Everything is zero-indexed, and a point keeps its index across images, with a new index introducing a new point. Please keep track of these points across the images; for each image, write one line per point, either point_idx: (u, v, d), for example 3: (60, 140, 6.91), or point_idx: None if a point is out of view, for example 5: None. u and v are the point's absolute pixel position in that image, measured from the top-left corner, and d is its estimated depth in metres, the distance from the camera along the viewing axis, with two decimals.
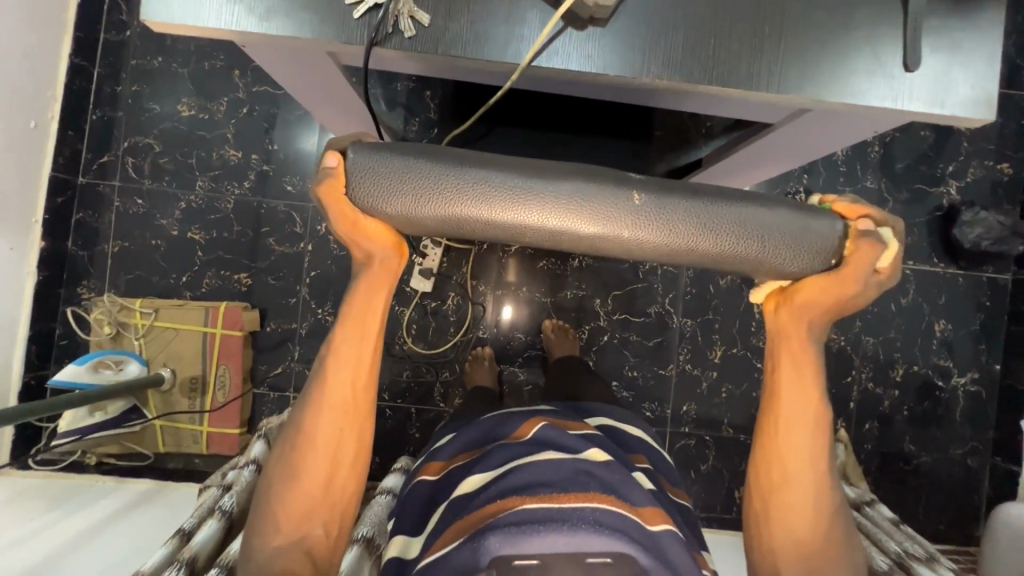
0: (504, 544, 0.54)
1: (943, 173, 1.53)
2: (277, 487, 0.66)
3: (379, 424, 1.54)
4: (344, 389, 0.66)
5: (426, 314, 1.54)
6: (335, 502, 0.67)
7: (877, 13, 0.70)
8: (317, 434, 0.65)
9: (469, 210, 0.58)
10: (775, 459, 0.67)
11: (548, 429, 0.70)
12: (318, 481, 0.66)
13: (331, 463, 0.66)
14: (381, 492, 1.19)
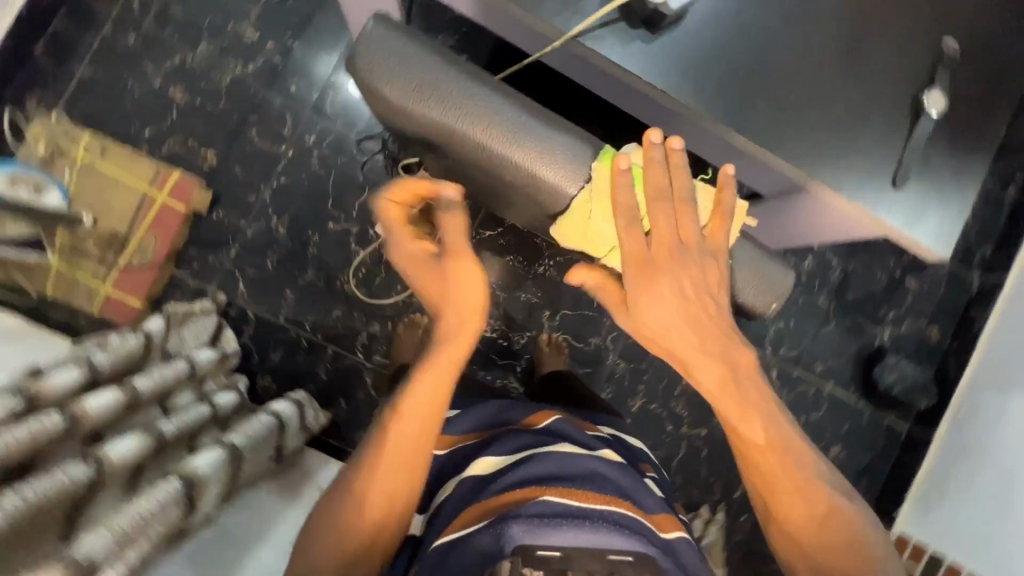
0: (528, 533, 0.60)
1: (884, 316, 1.65)
2: (371, 476, 0.72)
3: (289, 352, 1.47)
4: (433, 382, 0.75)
5: (380, 263, 1.48)
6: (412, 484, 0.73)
7: (885, 128, 0.76)
8: (400, 421, 0.73)
9: (482, 143, 0.81)
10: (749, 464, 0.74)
11: (558, 425, 0.81)
12: (404, 468, 0.72)
13: (410, 445, 0.73)
14: (266, 412, 1.11)
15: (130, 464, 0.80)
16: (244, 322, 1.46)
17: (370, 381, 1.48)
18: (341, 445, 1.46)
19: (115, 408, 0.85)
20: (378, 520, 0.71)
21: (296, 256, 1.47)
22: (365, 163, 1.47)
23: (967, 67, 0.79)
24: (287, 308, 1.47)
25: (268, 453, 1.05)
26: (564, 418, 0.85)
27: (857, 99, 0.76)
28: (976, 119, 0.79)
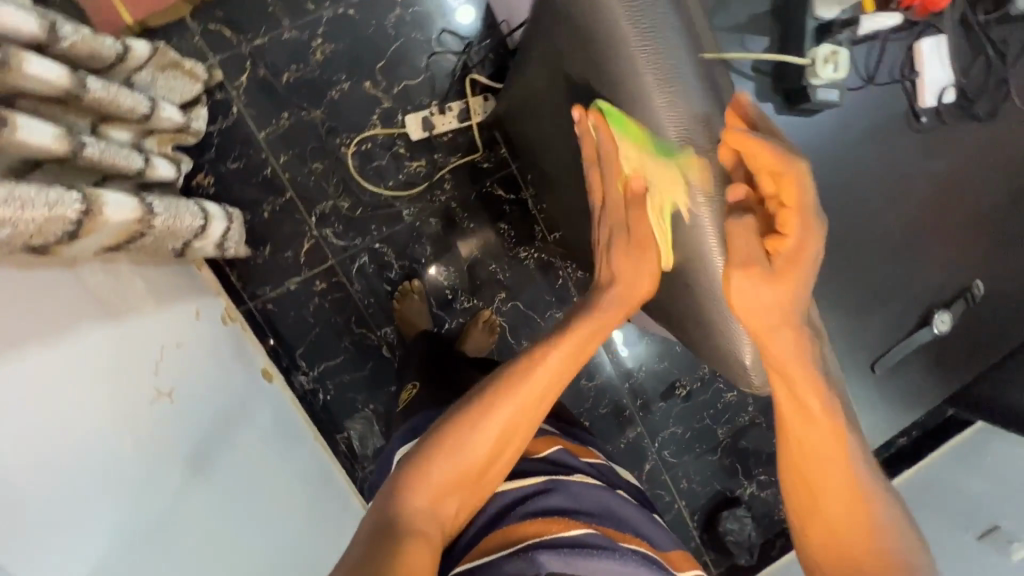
0: (565, 563, 0.52)
1: (757, 475, 1.76)
2: (442, 457, 0.58)
3: (247, 169, 1.33)
4: (546, 372, 0.63)
5: (388, 148, 1.39)
6: (484, 483, 0.60)
7: (891, 317, 0.81)
8: (500, 405, 0.60)
9: (653, 103, 0.67)
10: (795, 456, 0.62)
11: (564, 455, 0.70)
12: (480, 454, 0.59)
13: (499, 435, 0.60)
14: (196, 204, 0.99)
15: (38, 148, 0.66)
16: (222, 112, 1.32)
17: (305, 248, 1.37)
18: (238, 287, 1.35)
19: (54, 84, 0.72)
20: (445, 507, 0.58)
21: (314, 89, 1.34)
22: (435, 54, 1.38)
23: (975, 314, 0.85)
24: (273, 129, 1.34)
25: (172, 242, 0.92)
26: (563, 441, 0.74)
27: (888, 281, 0.80)
28: (954, 357, 0.86)
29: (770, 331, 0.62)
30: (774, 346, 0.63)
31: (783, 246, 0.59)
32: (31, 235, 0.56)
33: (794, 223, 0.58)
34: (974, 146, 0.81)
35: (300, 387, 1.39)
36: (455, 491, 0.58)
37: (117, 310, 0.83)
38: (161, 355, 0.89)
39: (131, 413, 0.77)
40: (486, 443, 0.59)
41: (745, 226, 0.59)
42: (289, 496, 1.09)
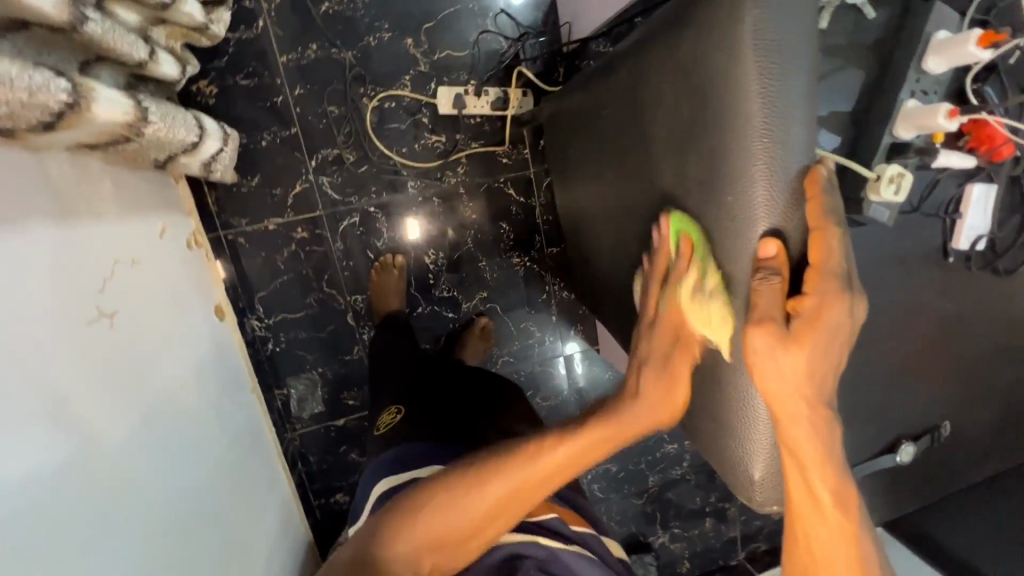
0: None
1: (672, 527, 1.80)
2: (452, 498, 0.57)
3: (255, 90, 1.22)
4: (578, 440, 0.58)
5: (411, 114, 1.31)
6: (501, 521, 0.57)
7: (862, 436, 0.82)
8: (533, 476, 0.57)
9: (745, 159, 0.56)
10: (806, 552, 0.54)
11: (558, 522, 0.69)
12: (495, 495, 0.56)
13: (522, 484, 0.56)
14: (194, 119, 0.89)
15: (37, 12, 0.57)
16: (246, 22, 1.20)
17: (295, 190, 1.28)
18: (212, 210, 1.24)
19: None
20: (457, 533, 0.57)
21: (351, 28, 1.24)
22: (485, 33, 1.29)
23: (934, 452, 0.88)
24: (296, 57, 1.23)
25: (156, 153, 0.81)
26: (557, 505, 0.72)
27: (870, 401, 0.81)
28: (903, 487, 0.88)
29: (790, 426, 0.55)
30: (794, 436, 0.55)
31: (806, 308, 0.54)
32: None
33: (818, 282, 0.54)
34: (982, 297, 0.83)
35: (250, 331, 1.31)
36: (470, 536, 0.57)
37: (73, 214, 0.73)
38: (111, 272, 0.79)
39: (67, 335, 0.67)
40: (513, 488, 0.57)
41: (767, 290, 0.55)
42: (217, 450, 1.01)
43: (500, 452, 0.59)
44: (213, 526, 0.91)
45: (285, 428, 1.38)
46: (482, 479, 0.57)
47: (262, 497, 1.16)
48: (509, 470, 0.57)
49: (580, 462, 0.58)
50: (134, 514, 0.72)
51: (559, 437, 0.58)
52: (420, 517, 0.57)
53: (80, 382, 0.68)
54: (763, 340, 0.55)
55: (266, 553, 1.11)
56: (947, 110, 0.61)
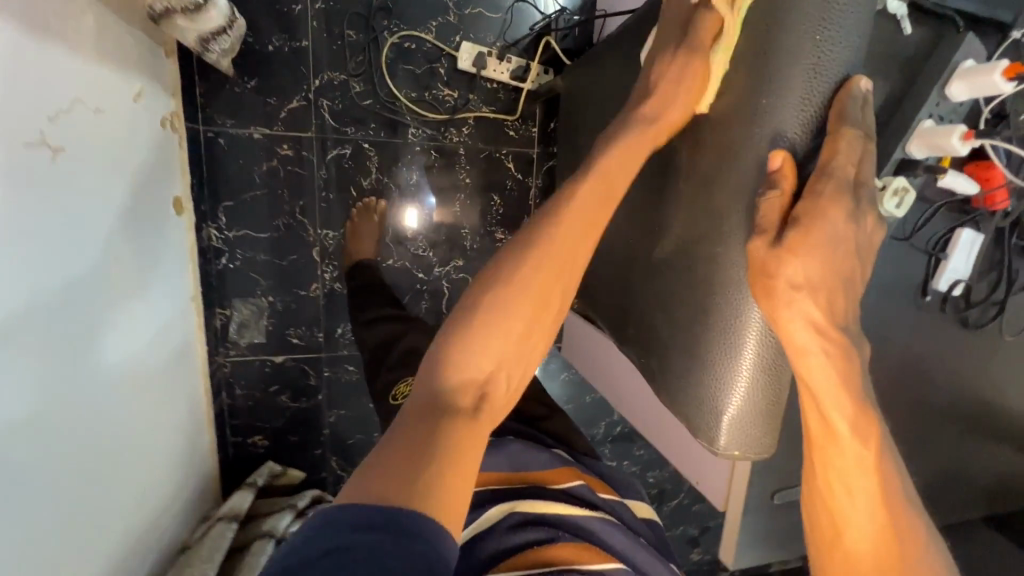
0: None
1: None
2: (461, 339, 0.54)
3: None
4: (560, 246, 0.60)
5: (429, 61, 1.27)
6: (521, 341, 0.57)
7: None
8: (524, 278, 0.58)
9: (787, 92, 0.56)
10: (826, 489, 0.53)
11: (582, 490, 0.65)
12: (505, 316, 0.56)
13: (521, 299, 0.57)
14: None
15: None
16: None
17: (291, 105, 1.22)
18: (197, 101, 1.16)
19: None
20: (487, 368, 0.54)
21: None
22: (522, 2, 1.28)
23: None
24: None
25: None
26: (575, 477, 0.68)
27: None
28: None
29: (804, 358, 0.54)
30: (806, 367, 0.53)
31: (802, 214, 0.53)
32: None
33: (811, 197, 0.53)
34: (946, 349, 0.84)
35: (206, 239, 1.22)
36: (498, 366, 0.55)
37: (43, 28, 0.66)
38: (68, 108, 0.72)
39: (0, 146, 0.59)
40: (539, 298, 0.58)
41: (768, 206, 0.55)
42: (129, 340, 0.92)
43: (480, 294, 0.57)
44: (100, 416, 0.82)
45: (217, 351, 1.28)
46: (506, 300, 0.57)
47: (167, 410, 1.06)
48: (522, 283, 0.58)
49: (565, 258, 0.60)
50: (21, 365, 0.63)
51: (545, 238, 0.60)
52: (461, 348, 0.53)
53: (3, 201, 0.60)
54: (757, 257, 0.55)
55: (157, 470, 1.01)
56: (962, 134, 0.62)
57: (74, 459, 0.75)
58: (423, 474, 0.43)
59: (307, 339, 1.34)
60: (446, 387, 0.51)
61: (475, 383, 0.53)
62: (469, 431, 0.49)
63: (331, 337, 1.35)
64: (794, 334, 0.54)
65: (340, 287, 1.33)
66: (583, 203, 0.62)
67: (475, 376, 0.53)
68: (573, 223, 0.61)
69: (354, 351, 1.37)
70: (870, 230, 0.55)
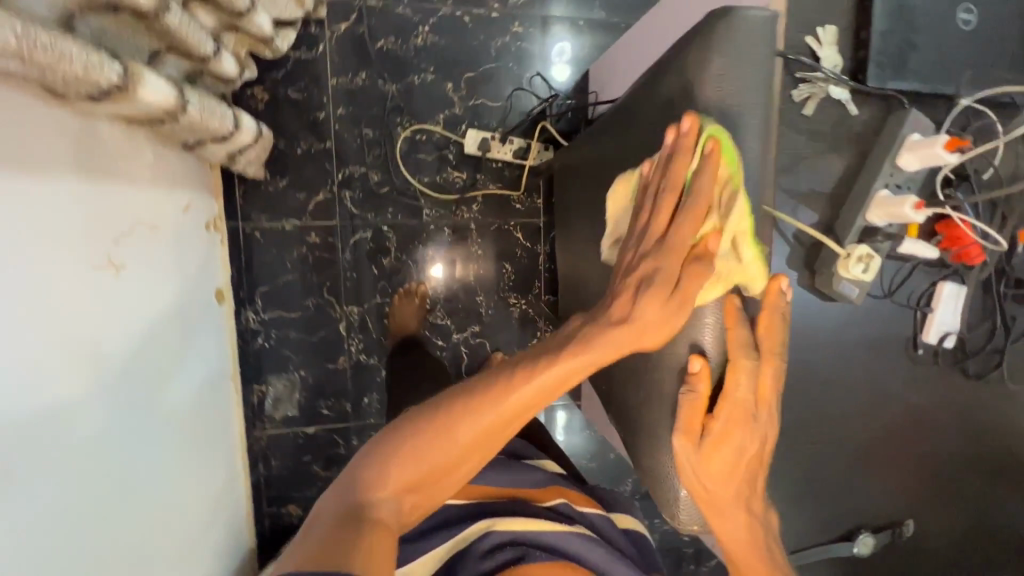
0: None
1: None
2: (387, 453, 0.53)
3: (301, 104, 1.32)
4: (519, 418, 0.57)
5: (439, 149, 1.41)
6: (449, 480, 0.54)
7: (822, 519, 0.81)
8: (476, 420, 0.55)
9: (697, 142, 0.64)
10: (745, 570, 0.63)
11: (564, 506, 0.72)
12: (444, 445, 0.53)
13: (459, 448, 0.54)
14: (235, 114, 0.97)
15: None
16: (307, 46, 1.31)
17: (318, 198, 1.36)
18: (237, 202, 1.31)
19: None
20: (408, 488, 0.52)
21: (399, 66, 1.36)
22: (520, 90, 1.42)
23: (895, 553, 0.85)
24: (347, 81, 1.34)
25: (187, 134, 0.86)
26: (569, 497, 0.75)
27: (830, 480, 0.81)
28: None
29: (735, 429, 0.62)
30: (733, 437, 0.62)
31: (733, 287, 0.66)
32: (65, 81, 0.55)
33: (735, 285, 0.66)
34: (955, 403, 0.83)
35: (244, 322, 1.34)
36: (423, 484, 0.53)
37: (111, 172, 0.79)
38: (130, 232, 0.85)
39: (82, 282, 0.72)
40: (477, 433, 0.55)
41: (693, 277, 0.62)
42: (185, 427, 1.03)
43: (437, 411, 0.55)
44: (164, 495, 0.91)
45: (255, 426, 1.38)
46: (477, 412, 0.55)
47: (213, 487, 1.15)
48: (435, 434, 0.54)
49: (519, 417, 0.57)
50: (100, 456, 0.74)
51: (481, 399, 0.56)
52: (436, 439, 0.53)
53: (76, 324, 0.70)
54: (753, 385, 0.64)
55: (206, 545, 1.09)
56: (915, 203, 0.67)
57: (138, 552, 0.82)
58: (343, 550, 0.44)
59: (337, 409, 1.42)
60: (382, 503, 0.50)
61: (410, 486, 0.52)
62: (385, 530, 0.48)
63: (359, 406, 1.43)
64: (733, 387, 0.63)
65: (366, 358, 1.42)
66: (536, 386, 0.58)
67: (406, 480, 0.52)
68: (494, 418, 0.55)
69: (380, 418, 1.44)
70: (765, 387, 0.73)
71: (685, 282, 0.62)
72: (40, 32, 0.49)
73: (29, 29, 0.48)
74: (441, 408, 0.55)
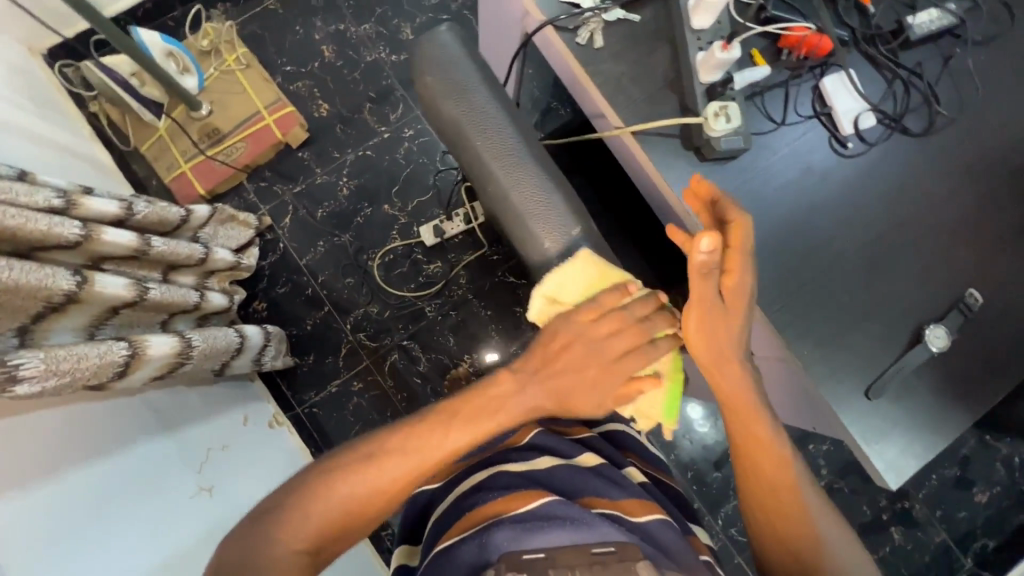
0: (510, 541, 0.64)
1: None
2: (301, 497, 0.66)
3: (291, 293, 1.54)
4: (414, 467, 0.68)
5: (408, 257, 1.57)
6: (356, 522, 0.67)
7: (881, 342, 0.78)
8: (381, 477, 0.67)
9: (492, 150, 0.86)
10: (753, 461, 0.74)
11: (542, 437, 0.82)
12: (348, 504, 0.66)
13: (361, 499, 0.66)
14: (237, 330, 1.18)
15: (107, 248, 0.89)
16: (271, 249, 1.56)
17: (343, 353, 1.53)
18: (287, 393, 1.49)
19: (126, 249, 0.95)
20: (317, 538, 0.65)
21: (343, 219, 1.58)
22: (439, 173, 1.60)
23: (985, 331, 0.78)
24: (313, 254, 1.56)
25: (210, 363, 1.06)
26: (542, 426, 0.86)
27: (860, 303, 0.79)
28: (977, 386, 0.77)
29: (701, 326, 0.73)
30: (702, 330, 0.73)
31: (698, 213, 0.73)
32: (89, 377, 0.73)
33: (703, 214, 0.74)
34: (925, 167, 0.81)
35: None
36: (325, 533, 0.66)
37: (175, 422, 1.00)
38: (204, 457, 1.02)
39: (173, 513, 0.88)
40: (379, 489, 0.67)
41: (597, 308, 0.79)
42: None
43: (348, 463, 0.67)
44: None
45: None
46: (377, 469, 0.67)
47: None
48: (339, 484, 0.66)
49: (415, 472, 0.68)
50: None
51: (381, 460, 0.67)
52: (337, 487, 0.66)
53: (178, 548, 0.85)
54: (733, 290, 0.72)
55: None
56: (722, 47, 0.73)
57: None
58: None
59: None
60: (286, 554, 0.63)
61: (315, 545, 0.65)
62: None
63: None
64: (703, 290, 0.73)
65: None
66: (430, 446, 0.69)
67: (314, 536, 0.65)
68: (392, 477, 0.67)
69: None
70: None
71: (569, 381, 0.74)
72: (56, 351, 0.68)
73: (48, 351, 0.67)
74: (343, 457, 0.68)
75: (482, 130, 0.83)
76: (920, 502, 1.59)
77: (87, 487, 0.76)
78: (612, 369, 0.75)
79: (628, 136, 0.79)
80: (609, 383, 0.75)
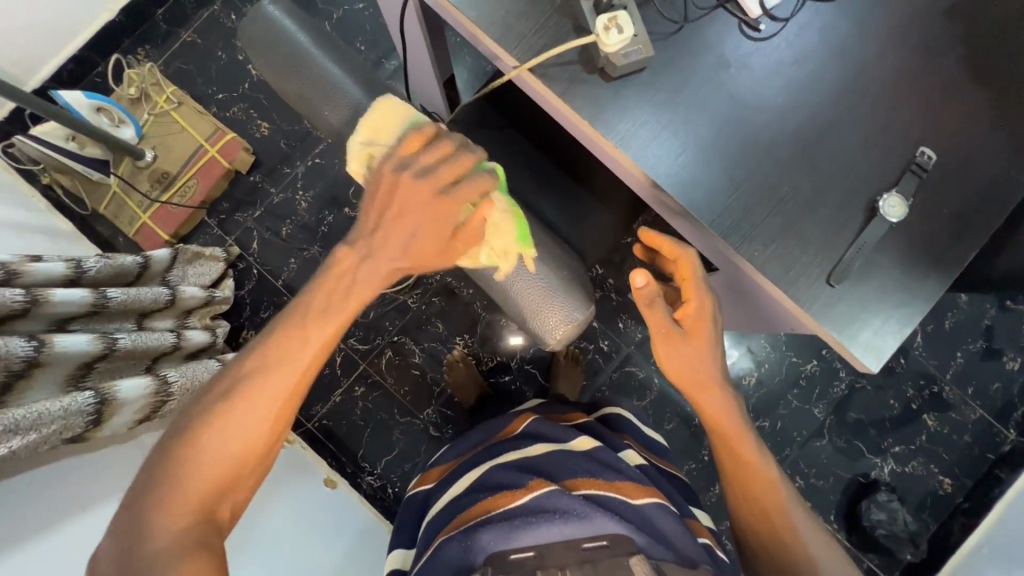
0: (498, 540, 0.62)
1: (886, 448, 1.53)
2: (166, 466, 0.65)
3: (275, 315, 1.55)
4: (284, 386, 0.69)
5: None
6: (247, 469, 0.69)
7: (836, 225, 0.74)
8: (260, 411, 0.68)
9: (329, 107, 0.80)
10: (749, 477, 0.76)
11: (536, 423, 0.82)
12: (227, 453, 0.67)
13: (241, 445, 0.67)
14: (221, 360, 1.19)
15: (62, 309, 0.91)
16: (247, 277, 1.57)
17: (339, 362, 1.54)
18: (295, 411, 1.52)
19: (83, 305, 0.96)
20: (207, 497, 0.66)
21: (309, 232, 1.58)
22: None
23: (945, 188, 0.74)
24: (288, 273, 1.57)
25: None
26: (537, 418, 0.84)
27: (806, 189, 0.74)
28: (945, 247, 0.73)
29: (688, 346, 0.76)
30: (683, 352, 0.76)
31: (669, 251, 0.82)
32: (59, 429, 0.74)
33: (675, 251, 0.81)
34: (848, 30, 0.76)
35: (368, 487, 1.49)
36: (214, 495, 0.66)
37: None
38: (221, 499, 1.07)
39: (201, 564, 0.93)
40: (255, 426, 0.68)
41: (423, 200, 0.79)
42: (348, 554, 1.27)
43: (212, 410, 0.67)
44: None
45: None
46: (241, 404, 0.68)
47: None
48: (208, 440, 0.66)
49: (286, 388, 0.69)
50: None
51: (244, 397, 0.68)
52: (207, 437, 0.66)
53: None
54: (693, 315, 0.77)
55: None
56: None
57: None
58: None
59: None
60: (174, 529, 0.63)
61: (206, 507, 0.66)
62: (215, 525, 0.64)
63: None
64: (689, 311, 0.77)
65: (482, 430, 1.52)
66: (291, 356, 0.70)
67: (206, 494, 0.66)
68: (271, 407, 0.69)
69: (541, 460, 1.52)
70: (652, 182, 0.76)
71: (407, 235, 0.72)
72: (14, 412, 0.68)
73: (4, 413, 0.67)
74: (204, 402, 0.68)
75: (327, 96, 0.79)
76: (949, 383, 1.54)
77: (86, 537, 0.79)
78: (443, 201, 0.71)
79: (527, 74, 0.76)
80: (451, 220, 0.73)
